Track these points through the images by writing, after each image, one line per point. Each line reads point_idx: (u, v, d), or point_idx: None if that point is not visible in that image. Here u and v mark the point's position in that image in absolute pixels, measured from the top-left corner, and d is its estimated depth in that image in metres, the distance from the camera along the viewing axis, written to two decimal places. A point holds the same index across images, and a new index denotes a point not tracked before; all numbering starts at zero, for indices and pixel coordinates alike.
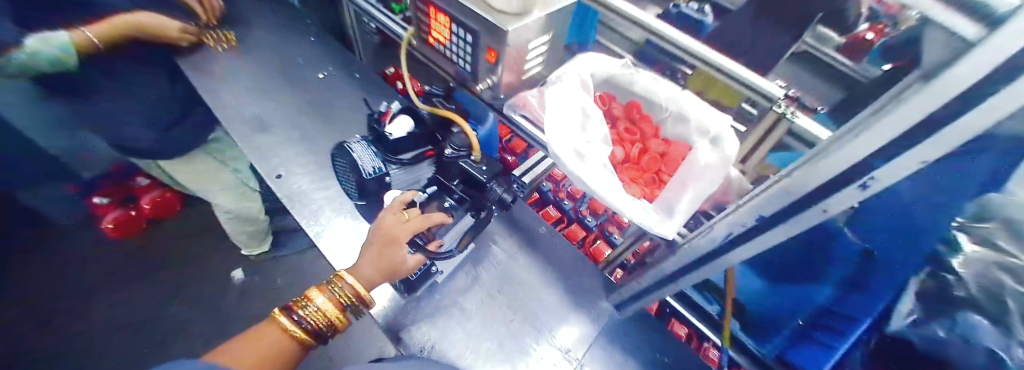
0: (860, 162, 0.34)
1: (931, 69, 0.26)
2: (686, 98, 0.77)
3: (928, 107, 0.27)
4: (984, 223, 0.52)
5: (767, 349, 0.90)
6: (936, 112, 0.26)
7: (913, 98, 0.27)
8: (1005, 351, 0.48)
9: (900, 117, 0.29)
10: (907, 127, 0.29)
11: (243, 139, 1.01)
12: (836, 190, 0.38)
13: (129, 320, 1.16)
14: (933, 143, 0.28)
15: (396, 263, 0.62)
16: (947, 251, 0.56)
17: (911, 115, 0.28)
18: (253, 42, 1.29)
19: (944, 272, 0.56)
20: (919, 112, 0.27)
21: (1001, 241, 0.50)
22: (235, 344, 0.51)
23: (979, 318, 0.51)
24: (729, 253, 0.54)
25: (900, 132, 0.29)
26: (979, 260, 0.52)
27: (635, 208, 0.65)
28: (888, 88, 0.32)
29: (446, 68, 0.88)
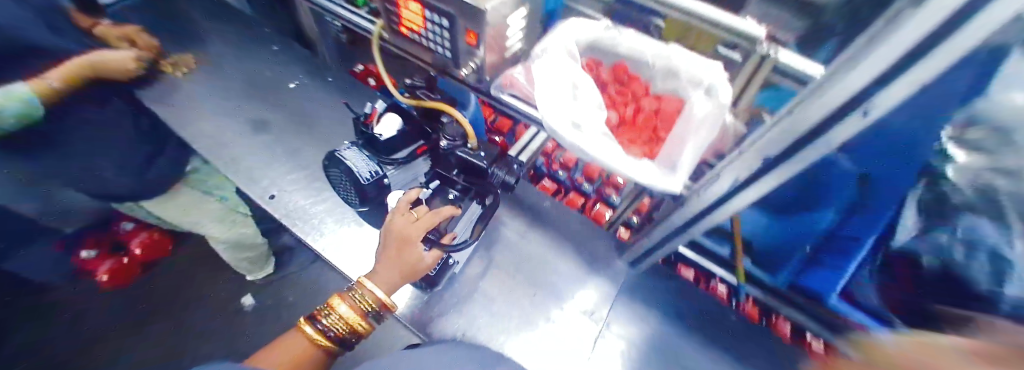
0: (857, 92, 0.34)
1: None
2: (672, 51, 0.75)
3: (917, 33, 0.25)
4: (974, 131, 0.52)
5: (779, 280, 0.93)
6: (920, 41, 0.26)
7: (901, 23, 0.26)
8: (1007, 247, 0.50)
9: (894, 44, 0.27)
10: (896, 55, 0.28)
11: (228, 165, 0.97)
12: (839, 122, 0.37)
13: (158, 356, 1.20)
14: (920, 71, 0.27)
15: (413, 263, 0.62)
16: (939, 160, 0.56)
17: (904, 39, 0.26)
18: (211, 60, 1.23)
19: (936, 181, 0.57)
20: (910, 38, 0.26)
21: (995, 147, 0.50)
22: (266, 350, 0.54)
23: (979, 219, 0.53)
24: (739, 195, 0.55)
25: (895, 61, 0.28)
26: (969, 169, 0.53)
27: (638, 168, 0.65)
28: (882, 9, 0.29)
29: (424, 57, 0.84)
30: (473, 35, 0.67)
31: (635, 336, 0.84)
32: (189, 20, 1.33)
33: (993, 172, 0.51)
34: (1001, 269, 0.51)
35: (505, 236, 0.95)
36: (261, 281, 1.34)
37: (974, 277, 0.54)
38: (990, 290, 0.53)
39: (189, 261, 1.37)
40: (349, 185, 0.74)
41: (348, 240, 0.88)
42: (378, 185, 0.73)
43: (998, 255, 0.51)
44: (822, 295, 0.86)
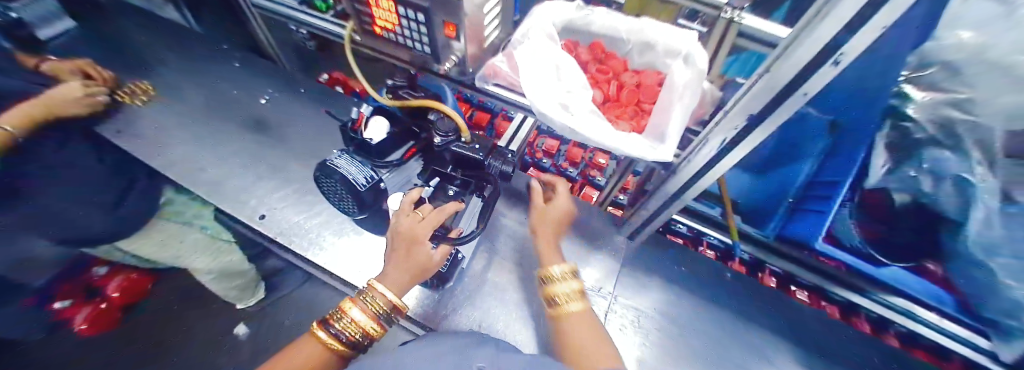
0: (829, 42, 0.36)
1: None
2: (647, 24, 0.77)
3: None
4: (927, 71, 0.54)
5: (767, 233, 0.91)
6: None
7: None
8: (968, 174, 0.53)
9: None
10: (861, 5, 0.31)
11: (209, 191, 0.92)
12: (813, 74, 0.40)
13: None
14: (884, 16, 0.30)
15: (423, 263, 0.62)
16: (900, 102, 0.59)
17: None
18: (167, 82, 1.15)
19: (903, 121, 0.59)
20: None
21: (948, 84, 0.54)
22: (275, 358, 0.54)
23: (941, 152, 0.56)
24: (727, 157, 0.57)
25: (862, 10, 0.31)
26: (928, 104, 0.56)
27: (626, 142, 0.68)
28: None
29: (402, 56, 0.83)
30: (452, 26, 0.67)
31: (644, 306, 0.87)
32: (136, 43, 1.24)
33: (952, 105, 0.54)
34: (967, 194, 0.54)
35: (506, 226, 0.96)
36: (252, 309, 1.33)
37: (943, 207, 0.59)
38: (956, 218, 0.58)
39: (174, 297, 1.37)
40: (346, 192, 0.72)
41: (349, 251, 0.86)
42: (376, 189, 0.73)
43: (961, 180, 0.54)
44: (807, 241, 0.83)
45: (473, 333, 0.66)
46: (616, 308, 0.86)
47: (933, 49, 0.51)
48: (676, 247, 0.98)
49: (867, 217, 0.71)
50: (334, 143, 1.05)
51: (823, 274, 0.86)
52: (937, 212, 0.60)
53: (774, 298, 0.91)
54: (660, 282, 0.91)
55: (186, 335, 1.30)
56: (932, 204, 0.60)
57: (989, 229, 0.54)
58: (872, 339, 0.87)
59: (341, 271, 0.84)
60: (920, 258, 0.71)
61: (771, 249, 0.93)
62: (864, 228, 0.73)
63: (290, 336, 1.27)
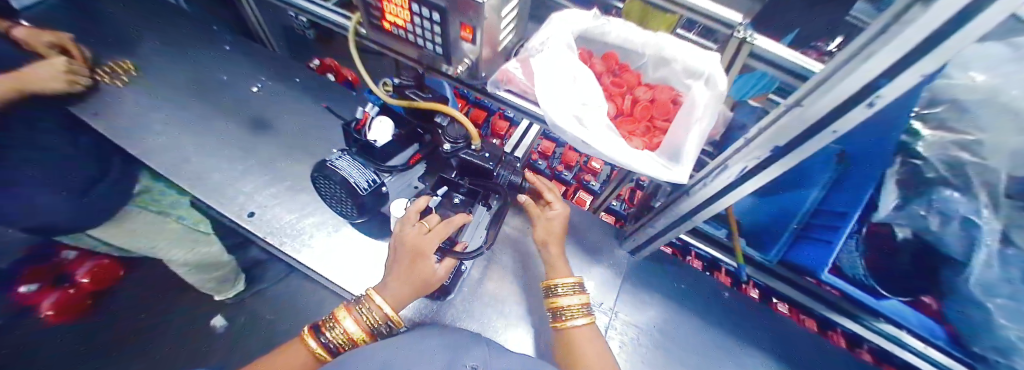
0: (867, 84, 0.36)
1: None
2: (666, 41, 0.75)
3: (940, 19, 0.27)
4: None
5: (770, 257, 0.93)
6: (928, 36, 0.28)
7: (915, 22, 0.28)
8: (976, 217, 0.55)
9: (912, 34, 0.29)
10: (909, 47, 0.30)
11: (193, 183, 0.86)
12: (843, 114, 0.40)
13: None
14: (933, 60, 0.29)
15: (427, 277, 0.59)
16: (910, 139, 0.56)
17: (926, 27, 0.28)
18: (147, 60, 1.07)
19: (911, 158, 0.58)
20: (933, 24, 0.27)
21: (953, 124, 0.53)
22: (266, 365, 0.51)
23: (949, 192, 0.56)
24: (744, 184, 0.57)
25: (907, 54, 0.31)
26: (935, 142, 0.54)
27: (641, 160, 0.67)
28: (895, 7, 0.32)
29: (411, 53, 0.79)
30: (468, 29, 0.64)
31: (645, 323, 0.87)
32: (115, 17, 1.15)
33: (960, 146, 0.53)
34: (973, 237, 0.56)
35: (506, 233, 0.92)
36: (231, 300, 1.27)
37: (948, 246, 0.60)
38: (961, 258, 0.59)
39: (143, 283, 1.30)
40: (345, 194, 0.68)
41: (343, 255, 0.82)
42: (377, 192, 0.70)
43: (968, 222, 0.55)
44: (813, 271, 0.86)
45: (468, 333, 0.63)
46: (617, 324, 0.85)
47: (943, 88, 0.51)
48: (675, 262, 0.98)
49: (872, 250, 0.71)
50: (328, 138, 1.00)
51: (820, 299, 0.89)
52: (938, 249, 0.62)
53: (767, 319, 0.93)
54: (658, 295, 0.91)
55: (160, 326, 1.23)
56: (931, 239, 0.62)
57: (987, 269, 0.57)
58: (856, 363, 0.90)
59: (331, 272, 0.80)
60: (917, 294, 0.72)
61: (772, 272, 0.95)
62: (868, 259, 0.74)
63: (268, 333, 1.21)
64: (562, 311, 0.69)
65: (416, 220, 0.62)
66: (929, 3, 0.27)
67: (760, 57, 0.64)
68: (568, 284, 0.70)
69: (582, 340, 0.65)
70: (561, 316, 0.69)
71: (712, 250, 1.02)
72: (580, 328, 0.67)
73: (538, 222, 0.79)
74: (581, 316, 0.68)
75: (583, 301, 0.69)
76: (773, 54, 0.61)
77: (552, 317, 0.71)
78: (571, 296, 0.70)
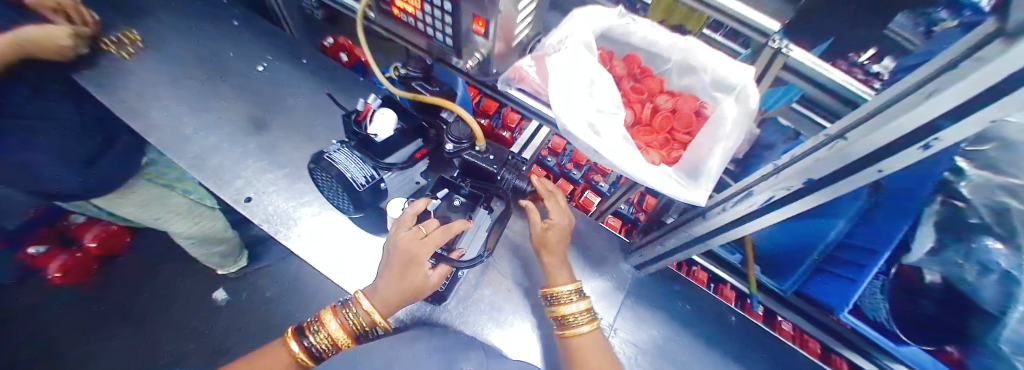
0: (922, 125, 0.31)
1: (1022, 30, 0.22)
2: (695, 46, 0.69)
3: (1010, 69, 0.23)
4: None
5: (785, 286, 0.89)
6: (1005, 81, 0.24)
7: (991, 63, 0.24)
8: (1016, 273, 0.48)
9: (979, 79, 0.25)
10: (977, 90, 0.25)
11: (191, 163, 0.85)
12: (894, 154, 0.35)
13: (120, 354, 1.14)
14: (1001, 110, 0.25)
15: (419, 285, 0.56)
16: (953, 177, 0.51)
17: (994, 75, 0.24)
18: (155, 31, 1.04)
19: (954, 199, 0.52)
20: (999, 74, 0.24)
21: (1004, 166, 0.46)
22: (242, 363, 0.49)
23: (993, 243, 0.50)
24: (770, 214, 0.52)
25: (975, 97, 0.26)
26: (982, 184, 0.48)
27: (657, 177, 0.62)
28: (975, 40, 0.27)
29: (419, 42, 0.74)
30: (481, 22, 0.59)
31: (646, 342, 0.84)
32: None
33: (1007, 191, 0.47)
34: (1010, 294, 0.49)
35: (507, 238, 0.88)
36: (233, 275, 1.26)
37: (979, 298, 0.53)
38: (995, 315, 0.52)
39: (145, 252, 1.29)
40: (343, 189, 0.65)
41: (339, 249, 0.80)
42: (376, 189, 0.66)
43: (1009, 278, 0.49)
44: (831, 307, 0.82)
45: (462, 337, 0.61)
46: (615, 341, 0.82)
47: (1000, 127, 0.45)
48: (681, 280, 0.94)
49: (899, 293, 0.66)
50: (331, 123, 0.97)
51: (832, 333, 0.86)
52: (972, 305, 0.55)
53: (772, 346, 0.89)
54: (661, 313, 0.88)
55: (159, 296, 1.23)
56: (961, 289, 0.56)
57: (1021, 327, 0.50)
58: None
59: (328, 266, 0.78)
60: (943, 344, 0.66)
61: (785, 301, 0.91)
62: (893, 301, 0.69)
63: (267, 312, 1.21)
64: (564, 319, 0.65)
65: (412, 223, 0.59)
66: (1010, 43, 0.23)
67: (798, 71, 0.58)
68: (566, 292, 0.66)
69: (588, 348, 0.62)
70: (565, 324, 0.65)
71: (725, 274, 0.98)
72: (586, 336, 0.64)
73: (534, 229, 0.74)
74: (586, 323, 0.64)
75: (586, 308, 0.65)
76: (813, 69, 0.55)
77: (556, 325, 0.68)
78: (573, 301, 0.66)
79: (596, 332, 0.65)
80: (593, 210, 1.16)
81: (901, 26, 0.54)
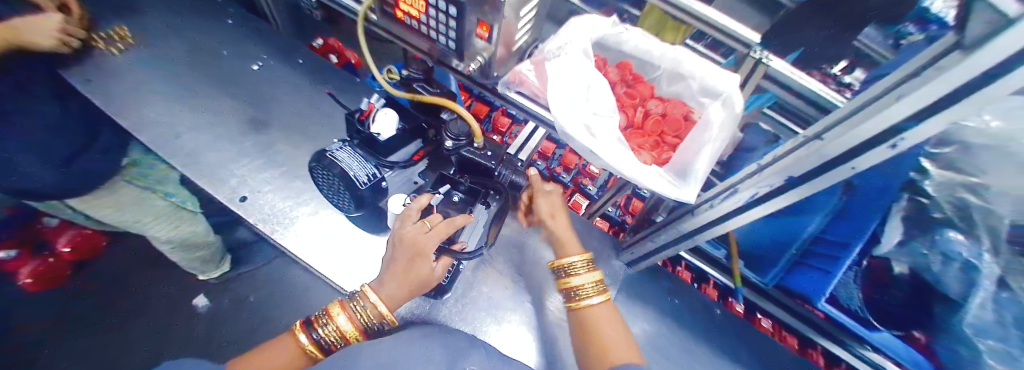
0: (890, 127, 0.35)
1: (975, 42, 0.26)
2: (684, 56, 0.74)
3: (967, 76, 0.27)
4: None
5: (766, 280, 0.94)
6: (965, 85, 0.27)
7: (951, 69, 0.28)
8: (977, 261, 0.53)
9: (939, 84, 0.29)
10: (937, 96, 0.29)
11: (182, 161, 0.83)
12: (865, 152, 0.39)
13: (93, 360, 1.08)
14: (961, 110, 0.29)
15: (425, 277, 0.58)
16: (919, 176, 0.55)
17: (951, 81, 0.28)
18: (142, 26, 1.02)
19: (918, 196, 0.57)
20: (958, 80, 0.27)
21: None
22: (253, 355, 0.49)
23: (955, 234, 0.55)
24: (753, 210, 0.56)
25: (936, 101, 0.30)
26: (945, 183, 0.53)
27: (650, 176, 0.65)
28: (938, 50, 0.31)
29: (421, 45, 0.76)
30: (486, 26, 0.61)
31: (639, 336, 0.86)
32: None
33: (967, 189, 0.51)
34: (972, 280, 0.55)
35: (504, 236, 0.90)
36: (216, 280, 1.22)
37: (944, 286, 0.59)
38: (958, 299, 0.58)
39: (123, 255, 1.24)
40: (344, 187, 0.66)
41: (337, 248, 0.80)
42: (377, 188, 0.67)
43: (971, 267, 0.54)
44: (809, 298, 0.87)
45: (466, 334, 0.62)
46: None
47: None
48: (670, 277, 0.97)
49: (871, 283, 0.71)
50: (327, 123, 0.97)
51: (808, 322, 0.91)
52: (936, 291, 0.61)
53: (754, 339, 0.93)
54: (651, 309, 0.91)
55: (139, 299, 1.18)
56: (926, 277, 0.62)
57: (982, 310, 0.56)
58: None
59: (326, 266, 0.78)
60: (910, 329, 0.72)
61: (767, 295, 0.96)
62: (864, 292, 0.74)
63: (252, 316, 1.17)
64: (575, 291, 0.66)
65: (417, 218, 0.60)
66: (966, 53, 0.26)
67: (778, 80, 0.63)
68: (577, 263, 0.67)
69: (600, 319, 0.62)
70: (576, 296, 0.66)
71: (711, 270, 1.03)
72: (596, 307, 0.64)
73: (542, 202, 0.78)
74: (597, 294, 0.65)
75: (597, 279, 0.66)
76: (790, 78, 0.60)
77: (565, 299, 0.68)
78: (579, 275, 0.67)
79: (608, 303, 0.65)
80: (583, 211, 1.19)
81: (875, 35, 0.60)
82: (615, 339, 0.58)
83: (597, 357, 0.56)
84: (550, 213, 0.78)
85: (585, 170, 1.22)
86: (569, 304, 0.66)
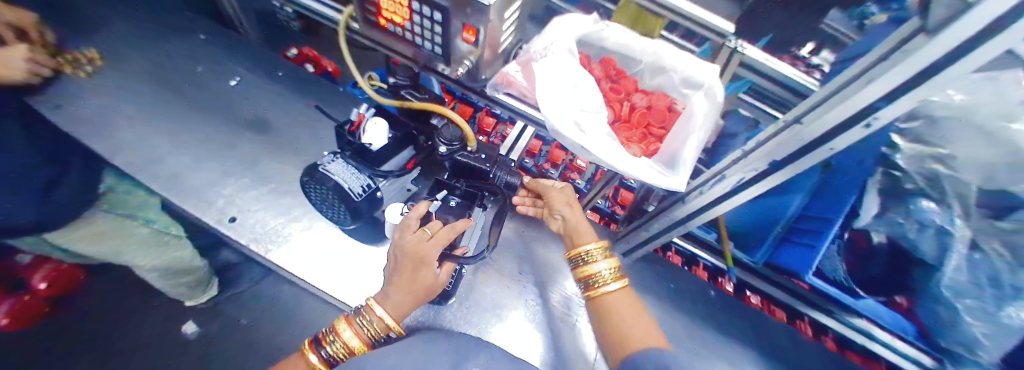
0: (864, 108, 0.37)
1: (938, 25, 0.28)
2: (664, 49, 0.76)
3: (934, 55, 0.29)
4: None
5: (756, 259, 0.97)
6: (932, 65, 0.29)
7: (918, 51, 0.30)
8: (950, 226, 0.57)
9: (908, 65, 0.31)
10: (909, 76, 0.31)
11: (164, 183, 0.80)
12: (842, 132, 0.41)
13: None
14: (928, 88, 0.31)
15: (429, 284, 0.58)
16: (890, 151, 0.60)
17: (920, 61, 0.30)
18: (109, 46, 0.98)
19: (891, 169, 0.61)
20: (926, 60, 0.30)
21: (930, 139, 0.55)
22: None
23: (927, 203, 0.59)
24: (741, 194, 0.59)
25: (907, 81, 0.32)
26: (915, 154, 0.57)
27: (641, 168, 0.67)
28: (906, 33, 0.33)
29: (406, 52, 0.76)
30: (472, 31, 0.61)
31: None
32: None
33: (936, 159, 0.56)
34: (945, 244, 0.59)
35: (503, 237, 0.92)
36: (205, 305, 1.18)
37: (920, 252, 0.63)
38: (934, 263, 0.62)
39: (103, 287, 1.19)
40: (339, 200, 0.65)
41: (335, 263, 0.79)
42: (373, 198, 0.67)
43: (944, 232, 0.58)
44: (797, 274, 0.91)
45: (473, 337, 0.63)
46: None
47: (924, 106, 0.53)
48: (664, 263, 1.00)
49: (853, 254, 0.75)
50: (314, 135, 0.96)
51: (799, 297, 0.95)
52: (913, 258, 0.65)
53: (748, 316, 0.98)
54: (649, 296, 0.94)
55: (122, 333, 1.13)
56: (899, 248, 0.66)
57: (957, 273, 0.60)
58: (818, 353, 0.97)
59: (324, 282, 0.77)
60: (893, 293, 0.77)
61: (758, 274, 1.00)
62: (848, 264, 0.78)
63: (246, 339, 1.14)
64: (593, 278, 0.65)
65: (416, 226, 0.61)
66: (930, 36, 0.29)
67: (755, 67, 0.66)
68: (593, 250, 0.67)
69: (617, 305, 0.62)
70: (593, 284, 0.65)
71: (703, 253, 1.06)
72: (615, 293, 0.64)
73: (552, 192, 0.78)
74: (614, 280, 0.64)
75: (613, 265, 0.65)
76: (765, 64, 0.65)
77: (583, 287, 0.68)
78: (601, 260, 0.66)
79: (626, 288, 0.65)
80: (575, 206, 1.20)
81: (836, 20, 0.66)
82: (635, 326, 0.57)
83: (616, 345, 0.56)
84: (569, 202, 0.76)
85: (571, 164, 1.22)
86: (587, 292, 0.66)
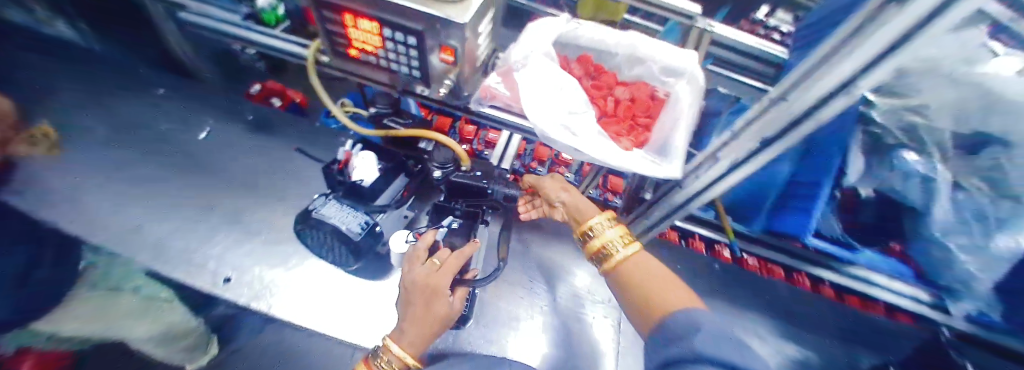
0: (843, 81, 0.38)
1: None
2: (639, 40, 0.77)
3: (903, 27, 0.29)
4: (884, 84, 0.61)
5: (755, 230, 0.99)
6: (900, 36, 0.30)
7: (889, 24, 0.30)
8: (933, 173, 0.60)
9: (883, 36, 0.32)
10: (885, 46, 0.32)
11: (152, 253, 0.78)
12: (826, 105, 0.42)
13: None
14: (905, 56, 0.32)
15: (445, 313, 0.55)
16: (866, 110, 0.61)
17: (892, 32, 0.31)
18: (62, 115, 0.93)
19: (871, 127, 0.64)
20: (895, 32, 0.30)
21: None
22: None
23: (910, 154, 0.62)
24: (730, 175, 0.61)
25: (882, 52, 0.33)
26: None
27: (634, 160, 0.67)
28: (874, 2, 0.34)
29: (381, 79, 0.73)
30: (449, 50, 0.60)
31: None
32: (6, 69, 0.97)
33: (911, 111, 0.60)
34: (931, 190, 0.61)
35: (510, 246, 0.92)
36: None
37: (910, 200, 0.65)
38: (923, 208, 0.64)
39: None
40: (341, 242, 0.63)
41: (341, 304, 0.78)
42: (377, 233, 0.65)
43: (928, 179, 0.60)
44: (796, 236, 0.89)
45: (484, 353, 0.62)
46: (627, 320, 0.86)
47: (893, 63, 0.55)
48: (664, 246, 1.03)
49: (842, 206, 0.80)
50: (299, 174, 0.94)
51: (801, 257, 0.94)
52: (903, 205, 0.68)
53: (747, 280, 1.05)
54: None
55: None
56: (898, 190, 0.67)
57: (946, 213, 0.62)
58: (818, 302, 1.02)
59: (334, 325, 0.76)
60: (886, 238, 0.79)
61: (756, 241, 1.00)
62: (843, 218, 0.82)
63: None
64: (603, 250, 0.57)
65: (424, 257, 0.60)
66: (899, 8, 0.29)
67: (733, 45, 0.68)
68: (597, 223, 0.60)
69: (635, 274, 0.53)
70: (604, 255, 0.57)
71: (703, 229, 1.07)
72: (633, 259, 0.55)
73: (544, 180, 0.71)
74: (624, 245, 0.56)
75: (623, 230, 0.58)
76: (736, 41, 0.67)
77: (597, 264, 0.60)
78: (611, 228, 0.59)
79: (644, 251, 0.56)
80: None
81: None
82: (656, 291, 0.48)
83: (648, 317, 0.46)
84: (563, 187, 0.71)
85: (557, 160, 1.20)
86: (603, 268, 0.58)
